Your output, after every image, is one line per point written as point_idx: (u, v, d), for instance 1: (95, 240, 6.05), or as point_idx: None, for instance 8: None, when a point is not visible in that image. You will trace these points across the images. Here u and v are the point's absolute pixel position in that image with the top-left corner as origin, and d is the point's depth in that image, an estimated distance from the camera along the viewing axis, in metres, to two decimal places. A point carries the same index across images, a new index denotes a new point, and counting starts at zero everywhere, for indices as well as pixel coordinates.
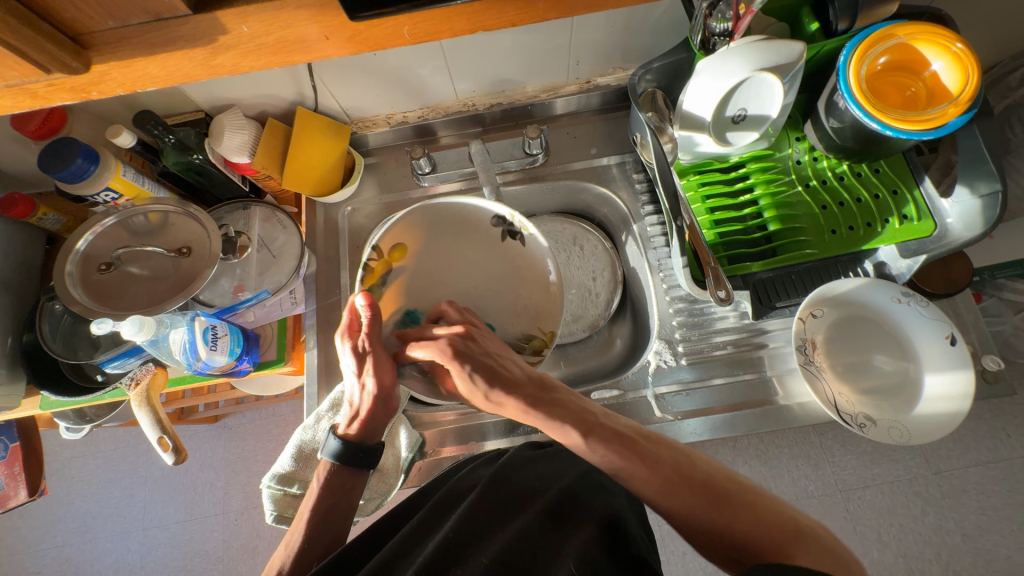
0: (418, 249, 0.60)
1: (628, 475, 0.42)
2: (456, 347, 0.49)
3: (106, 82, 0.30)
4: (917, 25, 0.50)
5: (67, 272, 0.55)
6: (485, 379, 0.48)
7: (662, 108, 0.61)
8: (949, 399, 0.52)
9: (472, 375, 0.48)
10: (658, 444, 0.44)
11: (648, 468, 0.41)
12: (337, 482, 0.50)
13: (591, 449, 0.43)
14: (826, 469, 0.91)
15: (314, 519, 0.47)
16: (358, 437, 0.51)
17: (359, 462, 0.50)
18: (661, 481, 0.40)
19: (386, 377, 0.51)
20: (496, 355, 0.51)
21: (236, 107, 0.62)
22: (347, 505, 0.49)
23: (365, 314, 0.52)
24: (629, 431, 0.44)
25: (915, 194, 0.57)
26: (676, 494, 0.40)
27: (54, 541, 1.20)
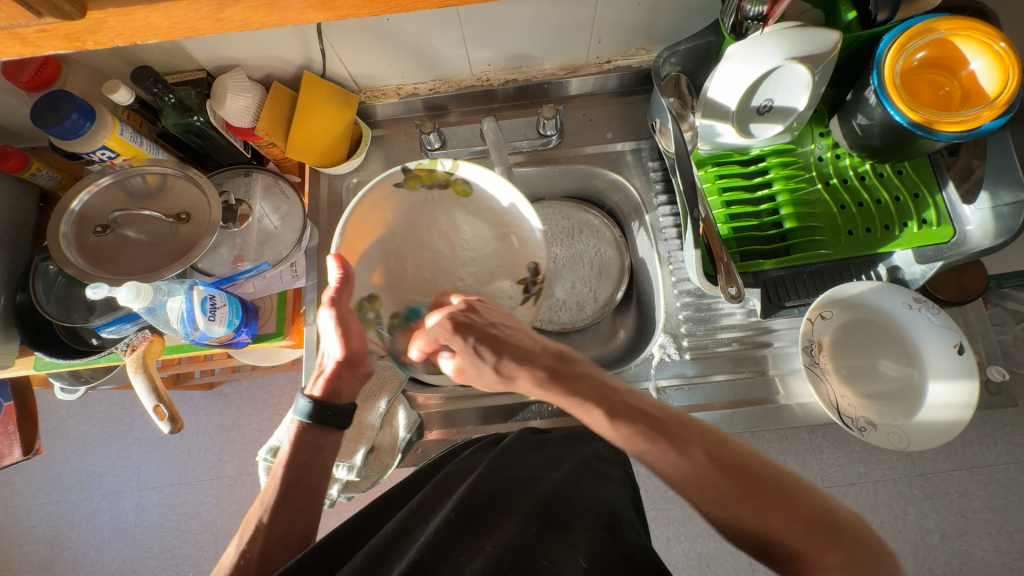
0: (450, 202, 0.58)
1: (655, 458, 0.39)
2: (457, 321, 0.48)
3: (104, 31, 0.27)
4: (960, 20, 0.48)
5: (62, 232, 0.54)
6: (493, 352, 0.46)
7: (685, 93, 0.58)
8: (951, 408, 0.52)
9: (476, 348, 0.47)
10: (690, 425, 0.40)
11: (678, 453, 0.38)
12: (308, 442, 0.48)
13: (614, 430, 0.41)
14: (812, 465, 0.93)
15: (287, 475, 0.47)
16: (326, 396, 0.50)
17: (329, 422, 0.49)
18: (692, 466, 0.37)
19: (350, 344, 0.49)
20: (501, 325, 0.49)
21: (240, 68, 0.59)
22: (320, 463, 0.49)
23: (336, 276, 0.49)
24: (655, 410, 0.41)
25: (937, 198, 0.56)
26: (715, 486, 0.36)
27: (49, 497, 1.22)
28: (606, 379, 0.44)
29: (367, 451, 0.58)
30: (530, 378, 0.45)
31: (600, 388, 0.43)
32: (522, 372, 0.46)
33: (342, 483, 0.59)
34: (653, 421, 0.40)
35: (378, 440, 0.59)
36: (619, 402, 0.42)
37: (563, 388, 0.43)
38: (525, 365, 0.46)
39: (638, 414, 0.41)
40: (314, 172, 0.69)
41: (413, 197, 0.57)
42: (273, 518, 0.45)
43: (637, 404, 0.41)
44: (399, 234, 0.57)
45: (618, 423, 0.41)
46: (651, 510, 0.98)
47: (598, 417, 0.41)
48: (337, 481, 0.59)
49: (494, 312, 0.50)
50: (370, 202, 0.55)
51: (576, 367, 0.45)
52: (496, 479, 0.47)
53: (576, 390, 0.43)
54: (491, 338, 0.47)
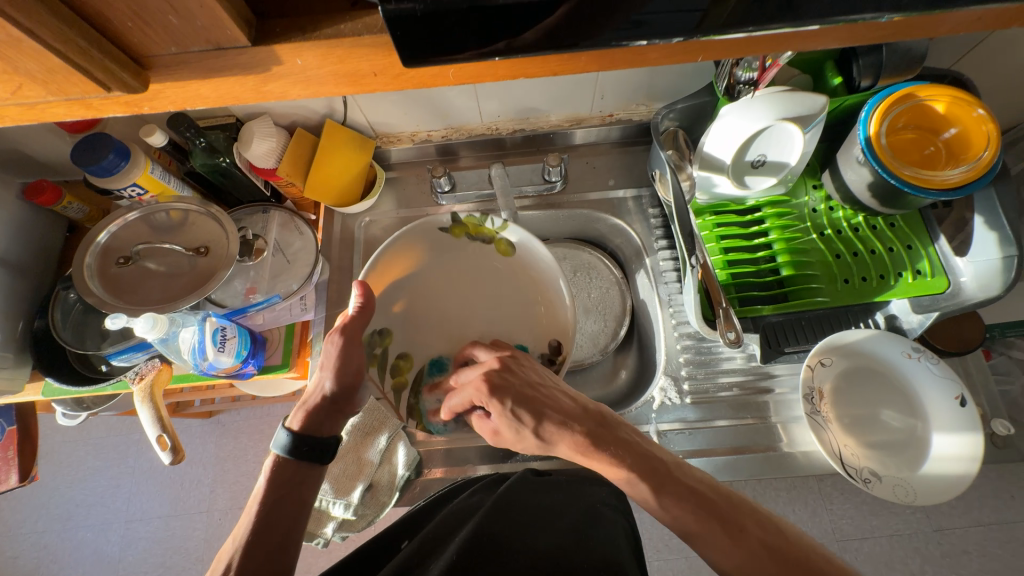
0: (492, 256, 0.60)
1: (703, 542, 0.40)
2: (494, 383, 0.49)
3: (160, 99, 0.30)
4: (941, 87, 0.51)
5: (86, 263, 0.56)
6: (532, 416, 0.48)
7: (683, 146, 0.62)
8: (958, 461, 0.51)
9: (514, 413, 0.48)
10: (743, 507, 0.41)
11: (732, 539, 0.39)
12: (283, 476, 0.48)
13: (661, 506, 0.42)
14: (823, 517, 0.90)
15: (262, 512, 0.46)
16: (308, 429, 0.50)
17: (307, 457, 0.49)
18: (745, 554, 0.38)
19: (343, 377, 0.51)
20: (535, 385, 0.50)
21: (267, 115, 0.64)
22: (296, 498, 0.48)
23: (354, 304, 0.51)
24: (704, 488, 0.43)
25: (930, 250, 0.58)
26: (767, 573, 0.37)
27: (35, 526, 1.19)
28: (652, 450, 0.46)
29: (366, 488, 0.60)
30: (573, 445, 0.47)
31: (642, 454, 0.45)
32: (567, 437, 0.47)
33: (337, 522, 0.60)
34: (704, 500, 0.41)
35: (377, 478, 0.61)
36: (669, 475, 0.43)
37: (607, 455, 0.45)
38: (567, 429, 0.47)
39: (687, 489, 0.42)
40: (328, 210, 0.72)
41: (456, 242, 0.59)
42: (247, 557, 0.43)
43: (684, 480, 0.43)
44: (434, 273, 0.59)
45: (664, 499, 0.42)
46: (654, 560, 0.94)
47: (643, 490, 0.43)
48: (332, 520, 0.61)
49: (527, 369, 0.52)
50: (410, 237, 0.56)
51: (619, 432, 0.47)
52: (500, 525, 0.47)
53: (624, 462, 0.44)
54: (530, 402, 0.49)
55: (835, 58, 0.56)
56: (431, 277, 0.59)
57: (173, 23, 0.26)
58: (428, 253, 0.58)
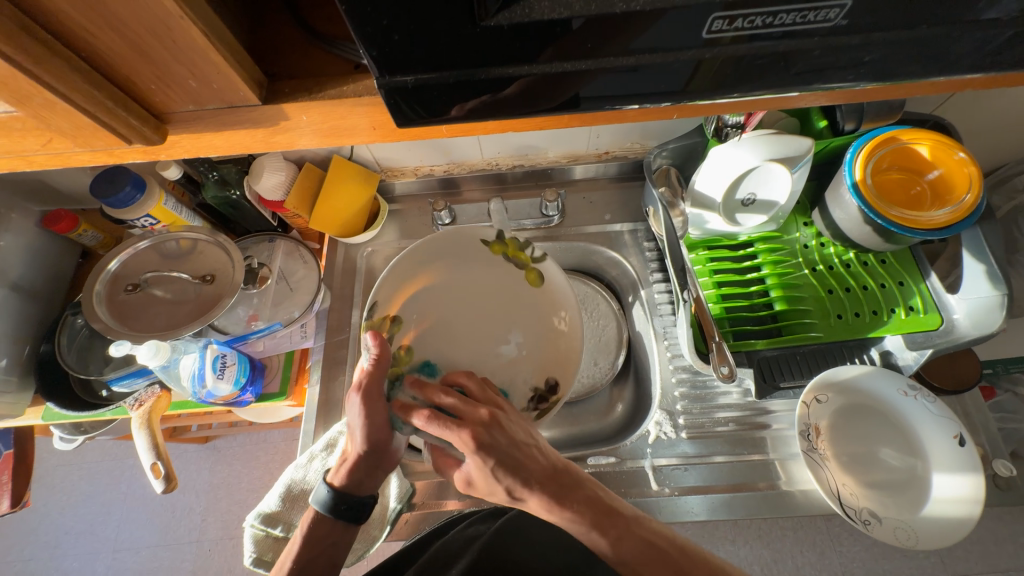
0: (518, 282, 0.61)
1: None
2: (481, 439, 0.43)
3: (175, 148, 0.32)
4: (921, 132, 0.54)
5: (95, 290, 0.58)
6: (509, 474, 0.43)
7: (675, 184, 0.63)
8: (960, 503, 0.50)
9: (494, 472, 0.43)
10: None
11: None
12: (318, 535, 0.49)
13: (614, 552, 0.41)
14: (832, 559, 0.86)
15: (293, 570, 0.47)
16: (347, 488, 0.50)
17: (341, 516, 0.49)
18: None
19: (372, 434, 0.49)
20: (521, 443, 0.45)
21: (278, 150, 0.67)
22: (329, 557, 0.48)
23: (370, 356, 0.49)
24: (661, 542, 0.42)
25: (921, 287, 0.58)
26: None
27: (22, 553, 1.16)
28: (613, 501, 0.45)
29: (357, 521, 0.56)
30: (539, 501, 0.43)
31: (607, 510, 0.43)
32: (533, 495, 0.43)
33: None
34: (656, 554, 0.41)
35: None
36: (628, 529, 0.42)
37: (567, 509, 0.42)
38: (531, 487, 0.43)
39: (643, 543, 0.42)
40: (332, 240, 0.75)
41: (488, 256, 0.61)
42: None
43: (641, 533, 0.42)
44: (456, 284, 0.61)
45: (620, 548, 0.41)
46: None
47: (599, 541, 0.42)
48: None
49: (515, 426, 0.47)
50: (444, 240, 0.60)
51: (581, 481, 0.45)
52: None
53: (583, 512, 0.42)
54: (508, 459, 0.43)
55: (820, 104, 0.59)
56: (451, 288, 0.61)
57: (192, 86, 0.28)
58: (454, 261, 0.61)
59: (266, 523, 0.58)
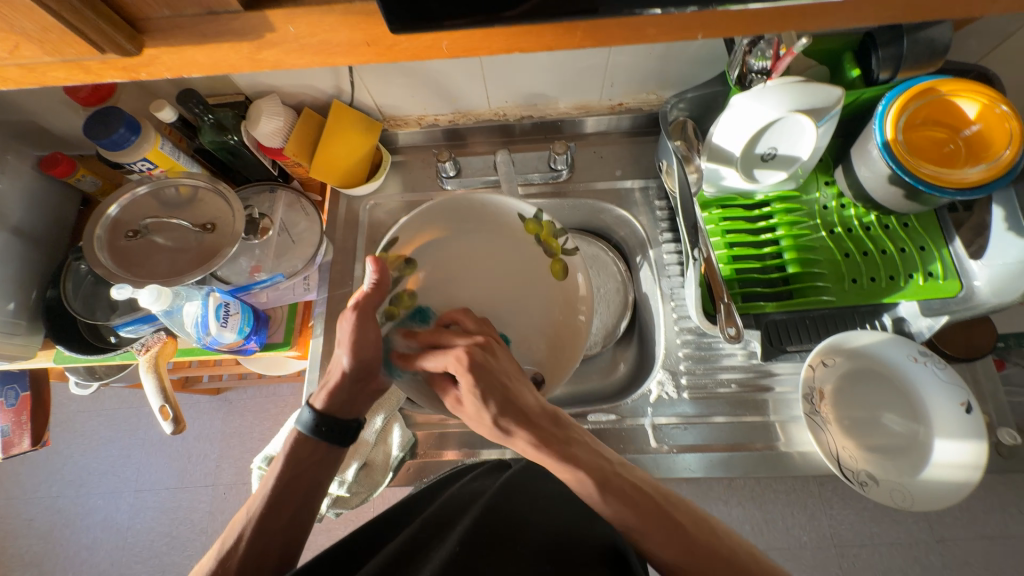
0: (541, 267, 0.60)
1: (639, 536, 0.40)
2: (473, 359, 0.46)
3: (155, 65, 0.30)
4: (962, 82, 0.50)
5: (96, 235, 0.57)
6: (495, 402, 0.45)
7: (691, 137, 0.60)
8: (960, 468, 0.50)
9: (480, 393, 0.45)
10: (679, 505, 0.42)
11: (666, 535, 0.39)
12: (301, 454, 0.49)
13: (604, 502, 0.41)
14: (822, 522, 0.82)
15: (277, 486, 0.47)
16: (330, 409, 0.50)
17: (325, 437, 0.49)
18: (680, 549, 0.38)
19: (361, 354, 0.49)
20: (508, 374, 0.48)
21: (275, 93, 0.64)
22: (313, 476, 0.49)
23: (370, 279, 0.48)
24: (646, 488, 0.42)
25: (944, 253, 0.56)
26: (706, 566, 0.38)
27: (49, 491, 1.23)
28: (596, 447, 0.45)
29: (360, 466, 0.59)
30: (526, 437, 0.44)
31: (595, 460, 0.44)
32: (522, 430, 0.45)
33: (331, 498, 0.60)
34: (642, 501, 0.41)
35: (371, 457, 0.60)
36: (611, 476, 0.42)
37: (556, 452, 0.43)
38: (526, 423, 0.45)
39: (627, 489, 0.42)
40: (334, 192, 0.73)
41: (516, 233, 0.59)
42: (259, 529, 0.45)
43: (628, 478, 0.43)
44: (475, 253, 0.60)
45: (607, 497, 0.41)
46: None
47: (587, 485, 0.42)
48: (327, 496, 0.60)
49: (503, 357, 0.50)
50: (472, 205, 0.58)
51: (570, 430, 0.46)
52: (507, 504, 0.48)
53: (575, 458, 0.43)
54: (492, 385, 0.46)
55: (854, 50, 0.54)
56: (467, 258, 0.60)
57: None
58: (471, 231, 0.60)
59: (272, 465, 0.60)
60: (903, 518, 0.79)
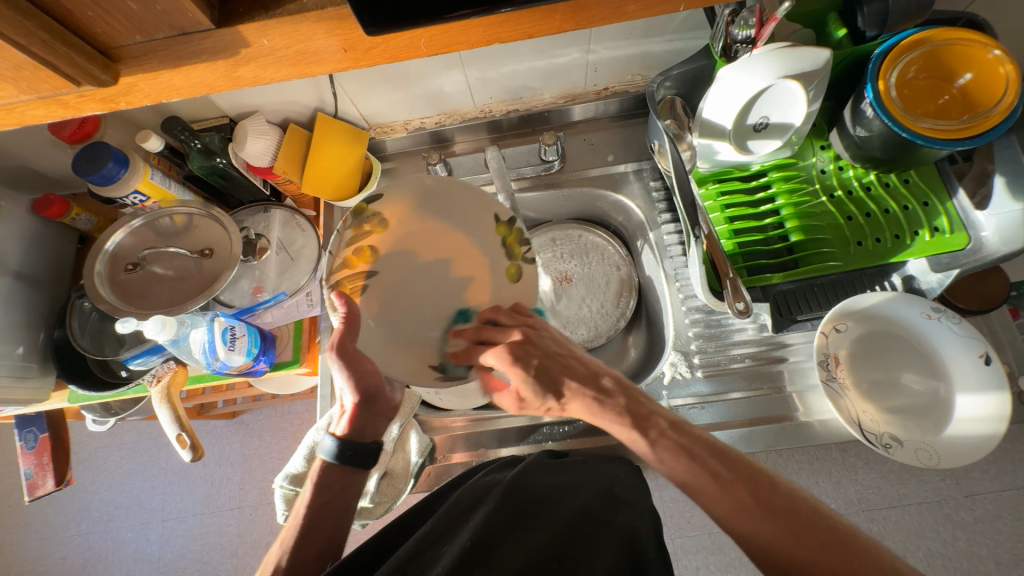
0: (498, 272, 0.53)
1: (699, 492, 0.41)
2: (519, 352, 0.45)
3: (134, 93, 0.31)
4: (951, 31, 0.48)
5: (96, 271, 0.57)
6: (554, 385, 0.45)
7: (681, 115, 0.60)
8: (984, 421, 0.49)
9: (535, 381, 0.44)
10: (736, 461, 0.41)
11: (720, 489, 0.40)
12: (329, 482, 0.51)
13: (658, 459, 0.42)
14: (848, 488, 0.79)
15: (311, 514, 0.50)
16: (352, 435, 0.53)
17: (351, 462, 0.52)
18: (733, 502, 0.39)
19: (362, 385, 0.51)
20: (560, 353, 0.47)
21: (259, 113, 0.64)
22: (342, 504, 0.51)
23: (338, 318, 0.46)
24: (701, 447, 0.42)
25: (948, 206, 0.55)
26: (757, 521, 0.38)
27: (79, 528, 1.25)
28: (654, 407, 0.45)
29: (381, 477, 0.59)
30: (584, 404, 0.45)
31: (674, 424, 0.44)
32: (579, 399, 0.45)
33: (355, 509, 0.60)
34: (701, 454, 0.42)
35: (391, 466, 0.60)
36: (682, 435, 0.43)
37: (612, 414, 0.44)
38: (581, 392, 0.45)
39: (683, 445, 0.42)
40: (328, 205, 0.73)
41: (484, 226, 0.52)
42: (294, 559, 0.48)
43: (684, 433, 0.43)
44: (435, 230, 0.53)
45: (659, 450, 0.42)
46: (677, 538, 0.80)
47: (664, 453, 0.42)
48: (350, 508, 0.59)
49: (549, 341, 0.48)
50: (436, 185, 0.51)
51: (637, 395, 0.46)
52: (515, 500, 0.48)
53: (629, 416, 0.44)
54: (545, 365, 0.45)
55: (837, 10, 0.54)
56: (425, 232, 0.52)
57: (134, 11, 0.27)
58: (434, 211, 0.52)
59: (294, 483, 0.61)
60: (930, 477, 0.78)
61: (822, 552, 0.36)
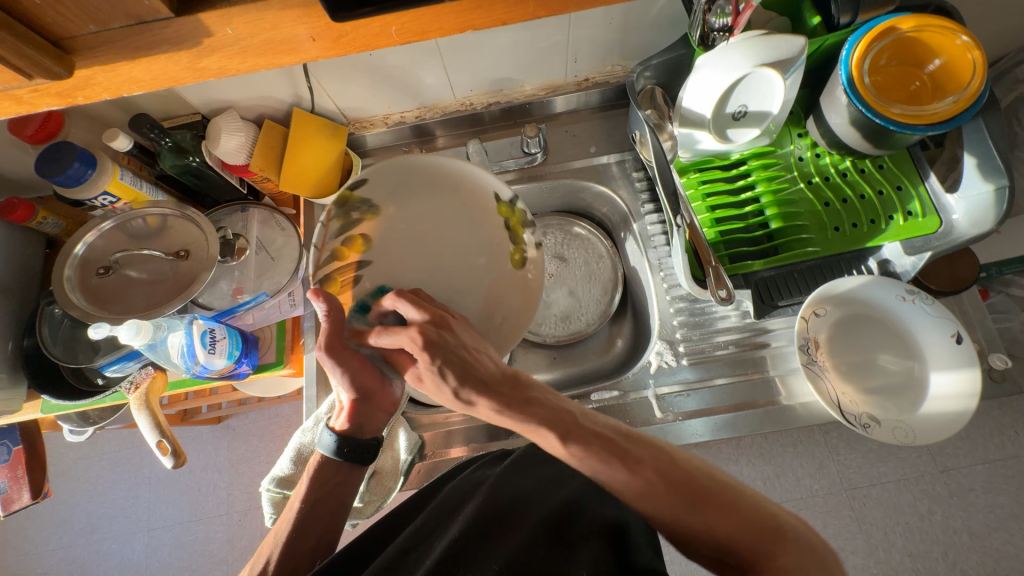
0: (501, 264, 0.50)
1: (607, 477, 0.37)
2: (427, 338, 0.39)
3: (91, 86, 0.30)
4: (922, 17, 0.49)
5: (66, 276, 0.55)
6: (456, 378, 0.40)
7: (661, 105, 0.61)
8: (956, 398, 0.51)
9: (440, 373, 0.40)
10: (641, 443, 0.38)
11: (629, 472, 0.36)
12: (325, 477, 0.51)
13: (568, 454, 0.37)
14: (830, 468, 0.81)
15: (303, 511, 0.49)
16: (350, 431, 0.52)
17: (350, 457, 0.52)
18: (641, 484, 0.36)
19: (357, 380, 0.50)
20: (472, 346, 0.41)
21: (232, 109, 0.62)
22: (336, 498, 0.51)
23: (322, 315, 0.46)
24: (608, 431, 0.39)
25: (920, 190, 0.56)
26: (658, 498, 0.36)
27: (61, 542, 1.21)
28: (562, 402, 0.40)
29: (371, 476, 0.59)
30: (488, 405, 0.39)
31: (558, 412, 0.39)
32: (482, 401, 0.39)
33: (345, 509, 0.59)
34: (607, 443, 0.37)
35: (380, 464, 0.60)
36: (575, 427, 0.38)
37: (517, 415, 0.39)
38: (482, 395, 0.40)
39: (596, 437, 0.38)
40: (307, 203, 0.71)
41: (488, 209, 0.50)
42: (288, 553, 0.47)
43: (590, 426, 0.39)
44: (421, 215, 0.48)
45: (571, 446, 0.37)
46: None
47: (552, 441, 0.38)
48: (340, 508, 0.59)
49: (466, 330, 0.42)
50: (430, 171, 0.49)
51: (533, 391, 0.40)
52: (505, 493, 0.48)
53: (536, 417, 0.38)
54: (448, 359, 0.40)
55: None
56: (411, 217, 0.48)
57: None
58: (423, 193, 0.49)
59: (282, 485, 0.60)
60: (907, 454, 0.80)
61: (715, 513, 0.35)
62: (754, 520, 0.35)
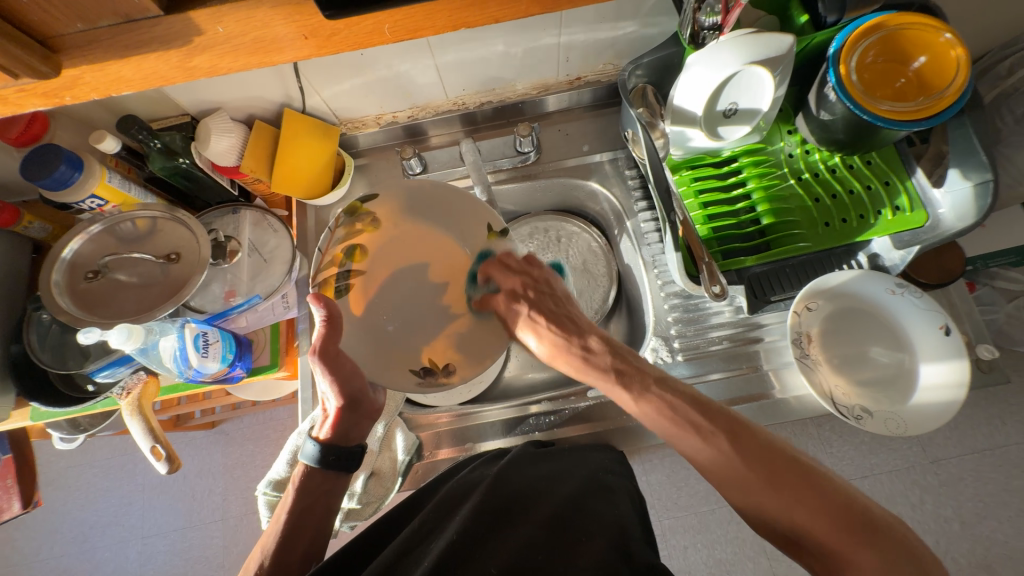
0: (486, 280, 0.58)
1: (680, 442, 0.41)
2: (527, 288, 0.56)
3: (80, 87, 0.29)
4: (907, 15, 0.50)
5: (54, 280, 0.54)
6: (546, 322, 0.54)
7: (653, 103, 0.61)
8: (945, 389, 0.52)
9: (534, 315, 0.54)
10: (716, 409, 0.42)
11: (702, 441, 0.40)
12: (311, 486, 0.50)
13: (641, 410, 0.44)
14: (824, 461, 0.82)
15: (291, 519, 0.48)
16: (335, 439, 0.52)
17: (336, 466, 0.51)
18: (715, 452, 0.39)
19: (347, 384, 0.51)
20: (565, 301, 0.57)
21: (222, 110, 0.61)
22: (325, 505, 0.50)
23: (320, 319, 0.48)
24: (684, 398, 0.43)
25: (907, 185, 0.57)
26: (737, 474, 0.38)
27: (52, 552, 1.20)
28: (652, 368, 0.47)
29: (368, 477, 0.59)
30: (567, 358, 0.52)
31: (638, 376, 0.46)
32: (568, 352, 0.52)
33: (343, 512, 0.59)
34: (706, 407, 0.42)
35: (377, 466, 0.59)
36: (664, 382, 0.45)
37: (601, 374, 0.48)
38: (566, 345, 0.52)
39: (667, 401, 0.43)
40: (300, 204, 0.71)
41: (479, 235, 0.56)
42: (276, 561, 0.46)
43: (668, 390, 0.44)
44: (422, 233, 0.58)
45: (645, 402, 0.44)
46: (664, 519, 0.80)
47: (626, 400, 0.45)
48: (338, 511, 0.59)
49: (555, 291, 0.57)
50: (428, 190, 0.55)
51: (622, 358, 0.48)
52: (503, 492, 0.48)
53: (619, 374, 0.47)
54: (555, 315, 0.55)
55: None
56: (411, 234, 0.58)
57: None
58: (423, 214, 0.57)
59: (278, 489, 0.59)
60: (899, 445, 0.81)
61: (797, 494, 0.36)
62: (836, 504, 0.35)
